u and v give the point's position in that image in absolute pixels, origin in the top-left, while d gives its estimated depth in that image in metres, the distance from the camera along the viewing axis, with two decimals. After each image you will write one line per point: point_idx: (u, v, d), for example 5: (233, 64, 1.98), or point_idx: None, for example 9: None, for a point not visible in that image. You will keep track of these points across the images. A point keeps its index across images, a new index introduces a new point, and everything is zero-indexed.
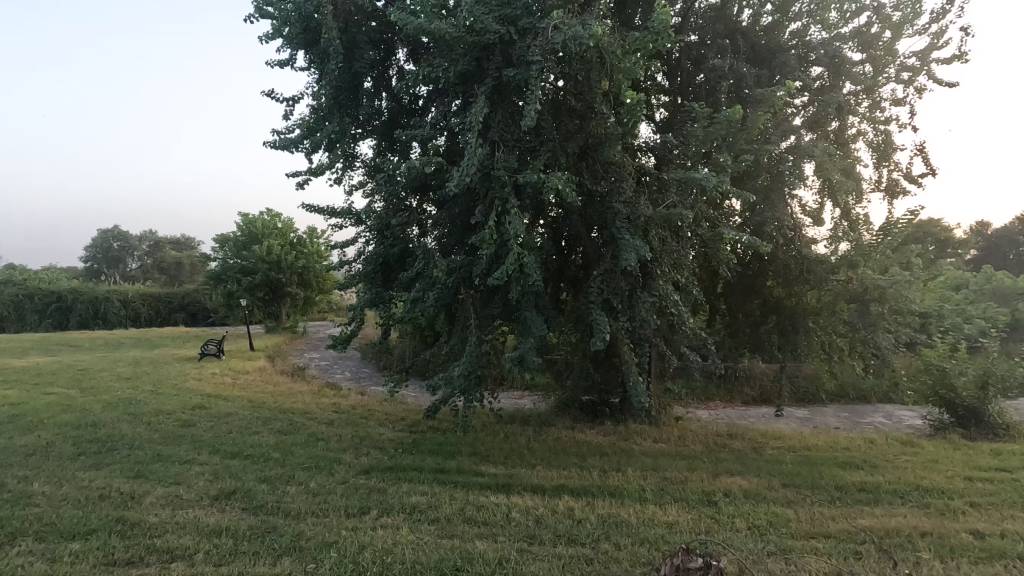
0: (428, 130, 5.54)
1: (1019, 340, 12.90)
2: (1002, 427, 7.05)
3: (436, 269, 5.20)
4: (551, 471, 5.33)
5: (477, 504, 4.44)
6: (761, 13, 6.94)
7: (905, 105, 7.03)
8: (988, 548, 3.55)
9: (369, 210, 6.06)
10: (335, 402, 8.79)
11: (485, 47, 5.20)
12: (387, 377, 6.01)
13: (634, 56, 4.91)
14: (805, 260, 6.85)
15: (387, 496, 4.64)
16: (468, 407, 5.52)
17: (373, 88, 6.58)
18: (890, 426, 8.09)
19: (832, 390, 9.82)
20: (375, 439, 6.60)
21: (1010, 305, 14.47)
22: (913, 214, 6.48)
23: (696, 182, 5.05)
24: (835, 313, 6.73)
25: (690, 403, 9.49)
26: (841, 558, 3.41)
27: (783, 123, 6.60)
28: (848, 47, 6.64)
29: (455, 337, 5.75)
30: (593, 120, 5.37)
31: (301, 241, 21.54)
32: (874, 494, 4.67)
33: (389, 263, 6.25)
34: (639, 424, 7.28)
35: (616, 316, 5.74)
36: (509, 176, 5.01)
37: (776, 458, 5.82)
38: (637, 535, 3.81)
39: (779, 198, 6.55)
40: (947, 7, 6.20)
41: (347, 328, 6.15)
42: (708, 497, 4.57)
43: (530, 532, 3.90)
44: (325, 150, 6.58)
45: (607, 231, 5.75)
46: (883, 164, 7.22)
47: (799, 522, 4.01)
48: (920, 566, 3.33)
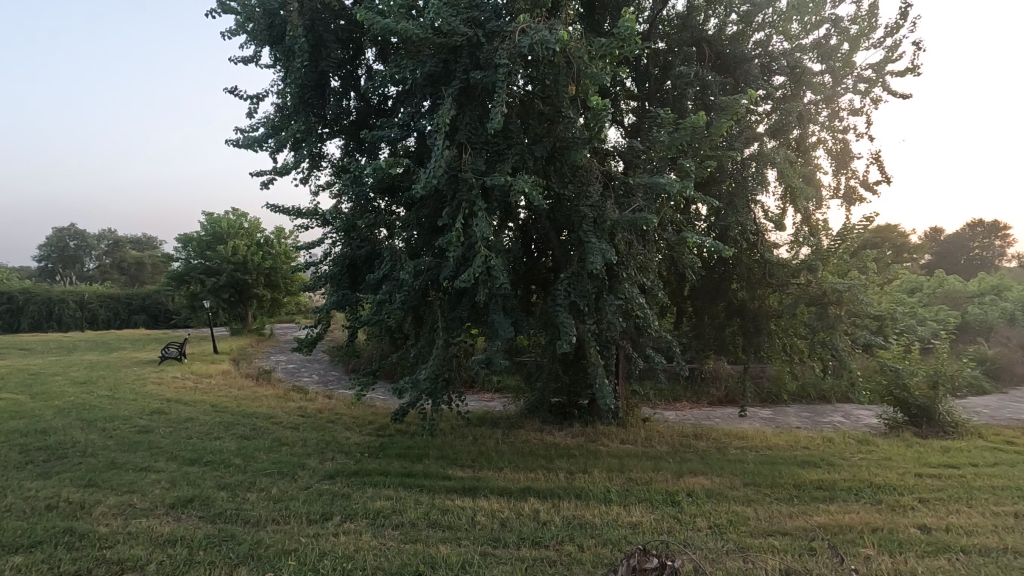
0: (395, 131, 5.50)
1: (969, 342, 13.46)
2: (952, 424, 7.35)
3: (403, 271, 5.16)
4: (518, 474, 5.34)
5: (443, 508, 4.41)
6: (726, 22, 7.11)
7: (862, 115, 7.29)
8: (934, 543, 3.69)
9: (336, 211, 5.99)
10: (300, 406, 8.63)
11: (453, 49, 5.19)
12: (353, 380, 5.93)
13: (601, 62, 4.98)
14: (767, 264, 7.02)
15: (352, 502, 4.57)
16: (435, 410, 5.48)
17: (341, 88, 6.51)
18: (848, 425, 8.36)
19: (795, 390, 10.09)
20: (341, 444, 6.49)
21: (961, 308, 15.06)
22: (867, 221, 6.73)
23: (661, 187, 5.12)
24: (795, 316, 6.93)
25: (657, 404, 9.64)
26: (796, 555, 3.50)
27: (747, 131, 6.77)
28: (808, 58, 6.85)
29: (422, 339, 5.71)
30: (560, 124, 5.41)
31: (268, 241, 21.05)
32: (830, 491, 4.82)
33: (356, 264, 6.19)
34: (607, 426, 7.35)
35: (583, 318, 5.78)
36: (476, 178, 5.01)
37: (738, 457, 5.95)
38: (601, 536, 3.85)
39: (742, 204, 6.71)
40: (900, 22, 6.45)
41: (312, 330, 6.05)
42: (672, 497, 4.63)
43: (495, 536, 3.89)
44: (291, 150, 6.48)
45: (574, 234, 5.79)
46: (842, 171, 7.47)
47: (757, 520, 4.11)
48: (869, 560, 3.44)
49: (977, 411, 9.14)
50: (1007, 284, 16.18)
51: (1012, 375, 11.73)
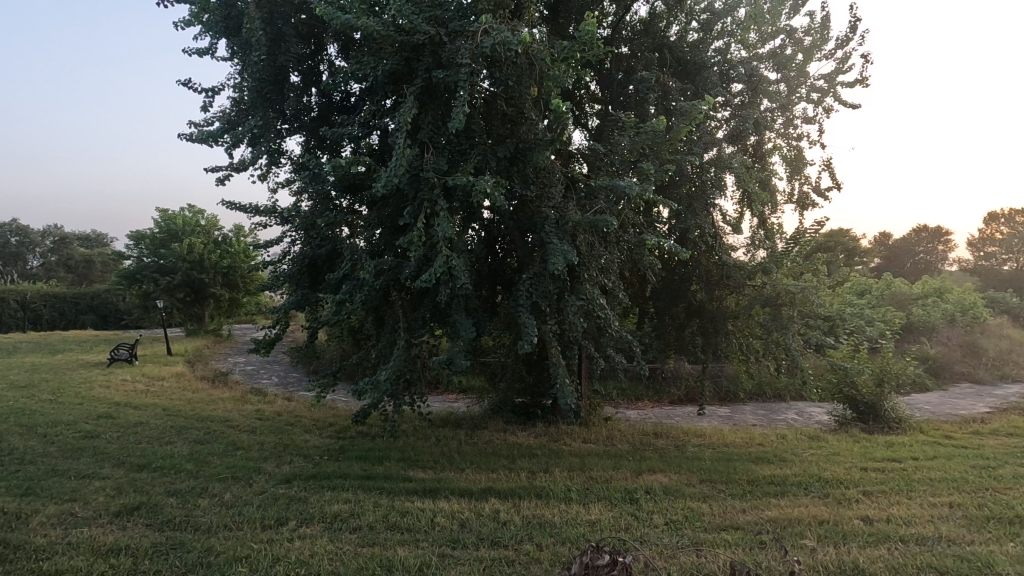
0: (356, 129, 5.44)
1: (912, 341, 14.16)
2: (896, 420, 7.71)
3: (363, 271, 5.10)
4: (480, 474, 5.33)
5: (402, 510, 4.36)
6: (687, 30, 7.29)
7: (815, 123, 7.57)
8: (876, 533, 3.87)
9: (295, 209, 5.88)
10: (258, 408, 8.40)
11: (415, 47, 5.15)
12: (313, 382, 5.83)
13: (563, 65, 5.04)
14: (724, 267, 7.21)
15: (308, 506, 4.48)
16: (396, 411, 5.42)
17: (301, 83, 6.37)
18: (800, 422, 8.66)
19: (751, 389, 10.40)
20: (300, 447, 6.36)
21: (906, 309, 15.84)
22: (819, 225, 7.01)
23: (622, 190, 5.21)
24: (751, 317, 7.16)
25: (620, 404, 9.81)
26: (747, 548, 3.62)
27: (706, 136, 6.95)
28: (765, 67, 7.08)
29: (383, 340, 5.64)
30: (523, 125, 5.42)
31: (227, 239, 20.28)
32: (782, 486, 4.98)
33: (317, 263, 6.10)
34: (570, 425, 7.41)
35: (545, 319, 5.80)
36: (438, 178, 4.97)
37: (696, 454, 6.10)
38: (559, 534, 3.88)
39: (701, 207, 6.88)
40: (850, 35, 6.74)
41: (270, 331, 5.94)
42: (631, 495, 4.71)
43: (454, 536, 3.88)
44: (248, 145, 6.33)
45: (537, 236, 5.82)
46: (796, 177, 7.75)
47: (712, 516, 4.22)
48: (815, 552, 3.58)
49: (920, 408, 9.61)
50: (948, 287, 17.12)
51: (951, 372, 12.37)
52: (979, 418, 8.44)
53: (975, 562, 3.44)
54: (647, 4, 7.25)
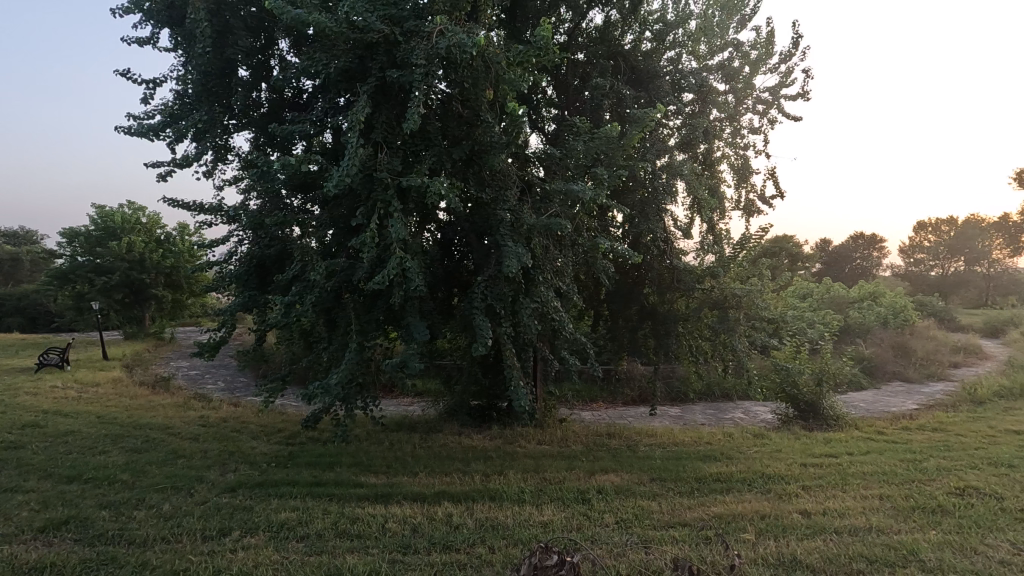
0: (307, 127, 5.30)
1: (849, 342, 14.93)
2: (834, 418, 8.11)
3: (313, 272, 4.97)
4: (433, 478, 5.28)
5: (353, 516, 4.27)
6: (641, 39, 7.47)
7: (760, 133, 7.90)
8: (812, 526, 4.06)
9: (242, 208, 5.70)
10: (202, 415, 8.05)
11: (369, 45, 5.07)
12: (261, 387, 5.65)
13: (519, 69, 5.08)
14: (675, 270, 7.42)
15: (253, 515, 4.33)
16: (348, 416, 5.31)
17: (250, 78, 6.15)
18: (746, 421, 8.98)
19: (701, 389, 10.72)
20: (246, 454, 6.13)
21: (843, 311, 16.71)
22: (763, 231, 7.32)
23: (576, 194, 5.29)
24: (700, 319, 7.39)
25: (574, 405, 9.93)
26: (692, 544, 3.73)
27: (658, 143, 7.13)
28: (714, 78, 7.33)
29: (335, 342, 5.51)
30: (479, 127, 5.41)
31: (170, 237, 19.26)
32: (728, 482, 5.16)
33: (265, 264, 5.92)
34: (525, 427, 7.44)
35: (500, 321, 5.81)
36: (392, 178, 4.91)
37: (647, 454, 6.24)
38: (512, 536, 3.90)
39: (653, 212, 7.05)
40: (793, 50, 7.07)
41: (215, 333, 5.74)
42: (583, 496, 4.77)
43: (405, 542, 3.83)
44: (193, 141, 6.09)
45: (492, 238, 5.82)
46: (742, 185, 8.06)
47: (660, 513, 4.32)
48: (756, 545, 3.73)
49: (856, 406, 10.13)
50: (882, 291, 18.15)
51: (884, 372, 13.10)
52: (908, 414, 8.97)
53: (902, 550, 3.65)
54: (602, 12, 7.39)
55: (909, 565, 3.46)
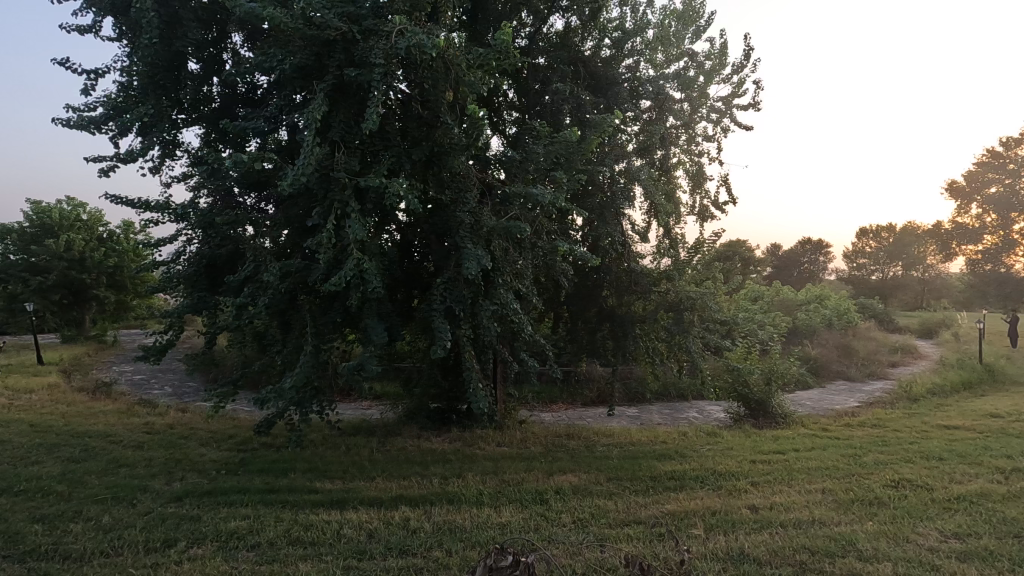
0: (261, 124, 5.16)
1: (797, 343, 15.57)
2: (782, 416, 8.44)
3: (267, 273, 4.83)
4: (390, 482, 5.21)
5: (306, 523, 4.18)
6: (600, 46, 7.60)
7: (714, 141, 8.16)
8: (760, 520, 4.22)
9: (191, 206, 5.50)
10: (146, 421, 7.69)
11: (326, 42, 4.97)
12: (210, 391, 5.46)
13: (479, 72, 5.09)
14: (633, 274, 7.57)
15: (201, 525, 4.17)
16: (302, 421, 5.18)
17: (201, 71, 5.95)
18: (700, 420, 9.26)
19: (658, 389, 10.97)
20: (194, 461, 5.90)
21: (792, 313, 17.43)
22: (716, 236, 7.57)
23: (536, 197, 5.34)
24: (656, 322, 7.56)
25: (534, 407, 10.00)
26: (647, 541, 3.82)
27: (617, 149, 7.28)
28: (671, 86, 7.53)
29: (289, 345, 5.37)
30: (439, 129, 5.38)
31: (114, 236, 18.34)
32: (681, 480, 5.30)
33: (216, 264, 5.74)
34: (485, 429, 7.44)
35: (459, 323, 5.80)
36: (349, 178, 4.82)
37: (605, 454, 6.34)
38: (470, 539, 3.89)
39: (611, 216, 7.19)
40: (744, 62, 7.34)
41: (162, 336, 5.52)
42: (541, 496, 4.81)
43: (361, 548, 3.77)
44: (139, 135, 5.85)
45: (451, 240, 5.79)
46: (697, 191, 8.30)
47: (616, 512, 4.40)
48: (706, 540, 3.85)
49: (802, 404, 10.58)
50: (827, 294, 19.01)
51: (828, 371, 13.72)
52: (850, 412, 9.44)
53: (841, 541, 3.84)
54: (563, 18, 7.49)
55: (847, 555, 3.65)
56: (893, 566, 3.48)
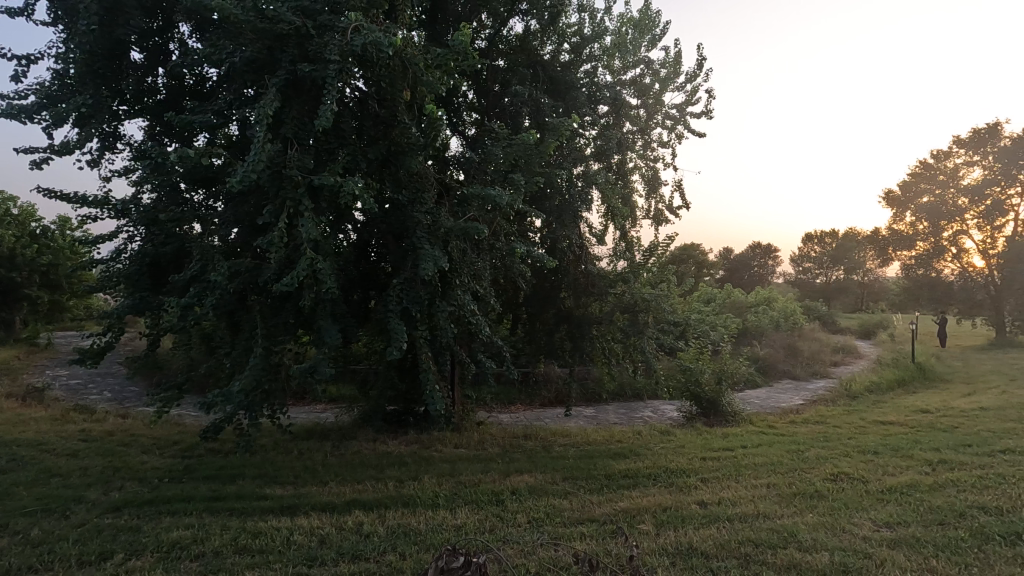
0: (210, 118, 4.98)
1: (746, 343, 16.14)
2: (732, 414, 8.74)
3: (214, 272, 4.65)
4: (344, 487, 5.11)
5: (254, 531, 4.05)
6: (559, 50, 7.68)
7: (669, 146, 8.38)
8: (708, 515, 4.36)
9: (133, 202, 5.25)
10: (82, 428, 7.28)
11: (279, 36, 4.84)
12: (153, 396, 5.23)
13: (437, 72, 5.07)
14: (590, 276, 7.68)
15: (141, 535, 3.99)
16: (251, 425, 5.02)
17: (144, 62, 5.71)
18: (655, 419, 9.48)
19: (614, 389, 11.17)
20: (135, 469, 5.63)
21: (742, 315, 18.06)
22: (670, 240, 7.77)
23: (493, 199, 5.35)
24: (612, 323, 7.70)
25: (493, 408, 10.01)
26: (600, 539, 3.89)
27: (575, 152, 7.38)
28: (627, 92, 7.69)
29: (238, 347, 5.20)
30: (396, 128, 5.32)
31: (47, 232, 17.26)
32: (634, 478, 5.42)
33: (160, 263, 5.49)
34: (442, 431, 7.40)
35: (416, 325, 5.74)
36: (303, 176, 4.70)
37: (561, 453, 6.41)
38: (424, 542, 3.86)
39: (569, 219, 7.28)
40: (698, 71, 7.57)
41: (100, 338, 5.25)
42: (497, 497, 4.82)
43: (312, 554, 3.68)
44: (76, 126, 5.55)
45: (408, 240, 5.73)
46: (652, 195, 8.50)
47: (571, 511, 4.46)
48: (657, 536, 3.95)
49: (751, 402, 10.96)
50: (775, 296, 19.79)
51: (775, 370, 14.29)
52: (795, 409, 9.86)
53: (783, 533, 4.01)
54: (522, 21, 7.53)
55: (789, 546, 3.81)
56: (831, 555, 3.66)
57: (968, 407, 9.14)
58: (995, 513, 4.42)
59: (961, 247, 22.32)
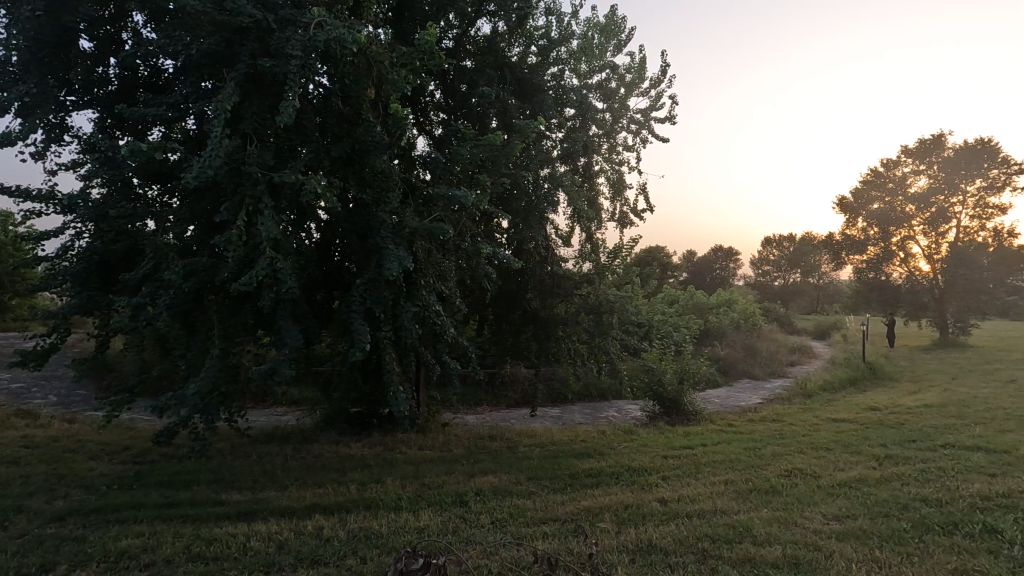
0: (165, 112, 4.82)
1: (708, 344, 16.53)
2: (693, 413, 8.93)
3: (168, 271, 4.49)
4: (304, 490, 5.01)
5: (209, 538, 3.93)
6: (527, 53, 7.72)
7: (633, 150, 8.52)
8: (668, 512, 4.45)
9: (81, 197, 5.04)
10: (24, 434, 6.92)
11: (238, 30, 4.72)
12: (102, 400, 5.01)
13: (402, 71, 5.03)
14: (555, 277, 7.75)
15: (86, 545, 3.82)
16: (207, 429, 4.86)
17: (94, 50, 5.47)
18: (619, 419, 9.62)
19: (580, 390, 11.28)
20: (81, 476, 5.38)
21: (704, 316, 18.46)
22: (634, 242, 7.90)
23: (459, 199, 5.34)
24: (577, 324, 7.78)
25: (459, 409, 9.98)
26: (562, 538, 3.92)
27: (541, 154, 7.43)
28: (594, 96, 7.80)
29: (193, 349, 5.03)
30: (360, 126, 5.25)
31: None
32: (597, 477, 5.48)
33: (110, 262, 5.27)
34: (406, 433, 7.33)
35: (379, 325, 5.67)
36: (262, 173, 4.59)
37: (526, 454, 6.44)
38: (385, 545, 3.82)
39: (536, 220, 7.32)
40: (661, 77, 7.72)
41: (44, 339, 5.01)
42: (460, 498, 4.80)
43: (269, 560, 3.60)
44: (18, 117, 5.28)
45: (372, 240, 5.66)
46: (617, 198, 8.63)
47: (534, 511, 4.48)
48: (617, 534, 4.00)
49: (710, 403, 11.09)
50: (735, 298, 20.34)
51: (735, 370, 14.67)
52: (754, 408, 10.14)
53: (739, 528, 4.12)
54: (490, 22, 7.54)
55: (743, 541, 3.92)
56: (783, 548, 3.79)
57: (914, 405, 9.57)
58: (935, 505, 4.66)
59: (909, 251, 23.41)
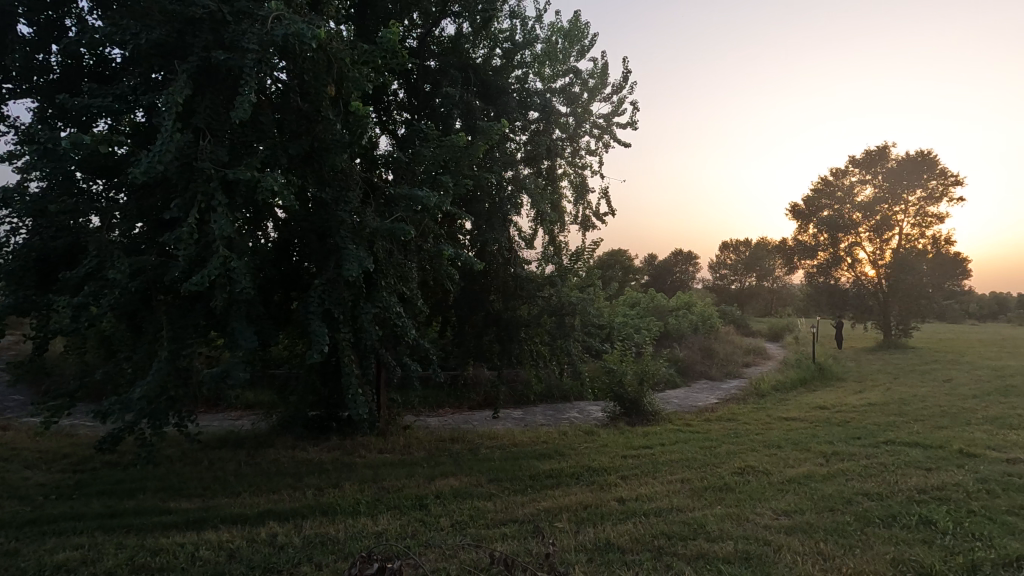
0: (110, 103, 4.59)
1: (667, 345, 16.88)
2: (652, 413, 9.11)
3: (112, 270, 4.29)
4: (258, 497, 4.87)
5: (155, 548, 3.77)
6: (491, 55, 7.73)
7: (596, 154, 8.64)
8: (626, 510, 4.53)
9: (17, 191, 4.75)
10: None
11: (191, 20, 4.56)
12: (38, 405, 4.74)
13: (362, 70, 4.96)
14: (518, 279, 7.78)
15: (19, 559, 3.60)
16: (154, 436, 4.66)
17: (34, 37, 5.19)
18: (580, 420, 9.71)
19: (542, 391, 11.35)
20: (14, 487, 5.06)
21: (664, 318, 18.83)
22: (595, 245, 8.01)
23: (420, 200, 5.30)
24: (540, 325, 7.82)
25: (420, 412, 9.90)
26: (522, 538, 3.93)
27: (505, 156, 7.45)
28: (557, 99, 7.87)
29: (140, 352, 4.82)
30: (319, 124, 5.15)
31: None
32: (557, 478, 5.52)
33: (48, 259, 4.99)
34: (366, 437, 7.21)
35: (338, 327, 5.55)
36: (216, 170, 4.43)
37: (487, 456, 6.42)
38: (342, 550, 3.75)
39: (499, 222, 7.33)
40: (623, 83, 7.87)
41: None
42: (420, 501, 4.76)
43: (219, 569, 3.48)
44: None
45: (331, 240, 5.55)
46: (580, 201, 8.73)
47: (494, 512, 4.49)
48: (576, 534, 4.05)
49: (670, 402, 11.41)
50: (693, 301, 20.85)
51: (693, 371, 15.03)
52: (710, 408, 10.41)
53: (693, 525, 4.23)
54: (454, 23, 7.53)
55: (698, 537, 4.03)
56: (734, 544, 3.90)
57: (859, 403, 10.02)
58: (877, 499, 4.90)
59: (856, 257, 24.40)
